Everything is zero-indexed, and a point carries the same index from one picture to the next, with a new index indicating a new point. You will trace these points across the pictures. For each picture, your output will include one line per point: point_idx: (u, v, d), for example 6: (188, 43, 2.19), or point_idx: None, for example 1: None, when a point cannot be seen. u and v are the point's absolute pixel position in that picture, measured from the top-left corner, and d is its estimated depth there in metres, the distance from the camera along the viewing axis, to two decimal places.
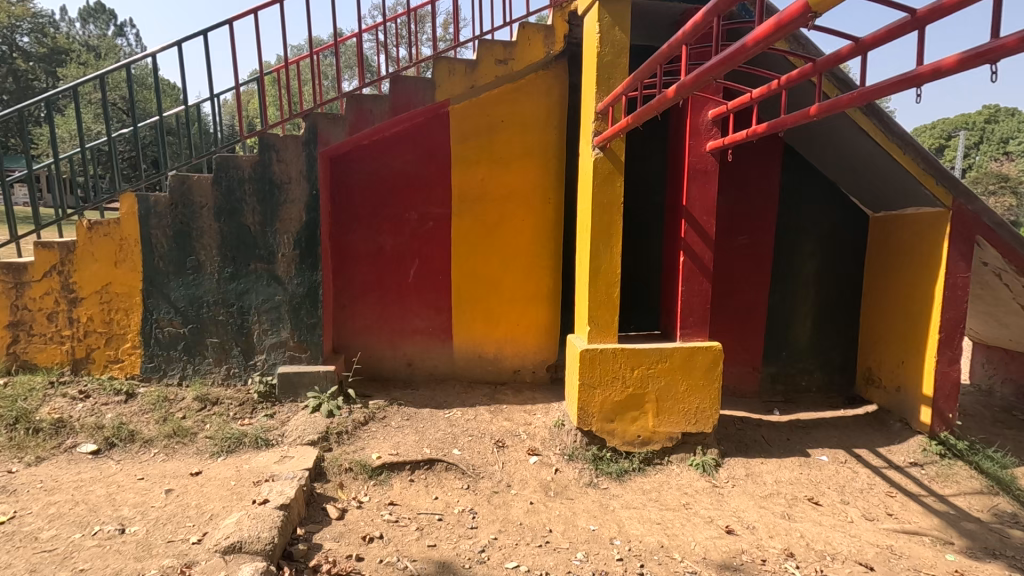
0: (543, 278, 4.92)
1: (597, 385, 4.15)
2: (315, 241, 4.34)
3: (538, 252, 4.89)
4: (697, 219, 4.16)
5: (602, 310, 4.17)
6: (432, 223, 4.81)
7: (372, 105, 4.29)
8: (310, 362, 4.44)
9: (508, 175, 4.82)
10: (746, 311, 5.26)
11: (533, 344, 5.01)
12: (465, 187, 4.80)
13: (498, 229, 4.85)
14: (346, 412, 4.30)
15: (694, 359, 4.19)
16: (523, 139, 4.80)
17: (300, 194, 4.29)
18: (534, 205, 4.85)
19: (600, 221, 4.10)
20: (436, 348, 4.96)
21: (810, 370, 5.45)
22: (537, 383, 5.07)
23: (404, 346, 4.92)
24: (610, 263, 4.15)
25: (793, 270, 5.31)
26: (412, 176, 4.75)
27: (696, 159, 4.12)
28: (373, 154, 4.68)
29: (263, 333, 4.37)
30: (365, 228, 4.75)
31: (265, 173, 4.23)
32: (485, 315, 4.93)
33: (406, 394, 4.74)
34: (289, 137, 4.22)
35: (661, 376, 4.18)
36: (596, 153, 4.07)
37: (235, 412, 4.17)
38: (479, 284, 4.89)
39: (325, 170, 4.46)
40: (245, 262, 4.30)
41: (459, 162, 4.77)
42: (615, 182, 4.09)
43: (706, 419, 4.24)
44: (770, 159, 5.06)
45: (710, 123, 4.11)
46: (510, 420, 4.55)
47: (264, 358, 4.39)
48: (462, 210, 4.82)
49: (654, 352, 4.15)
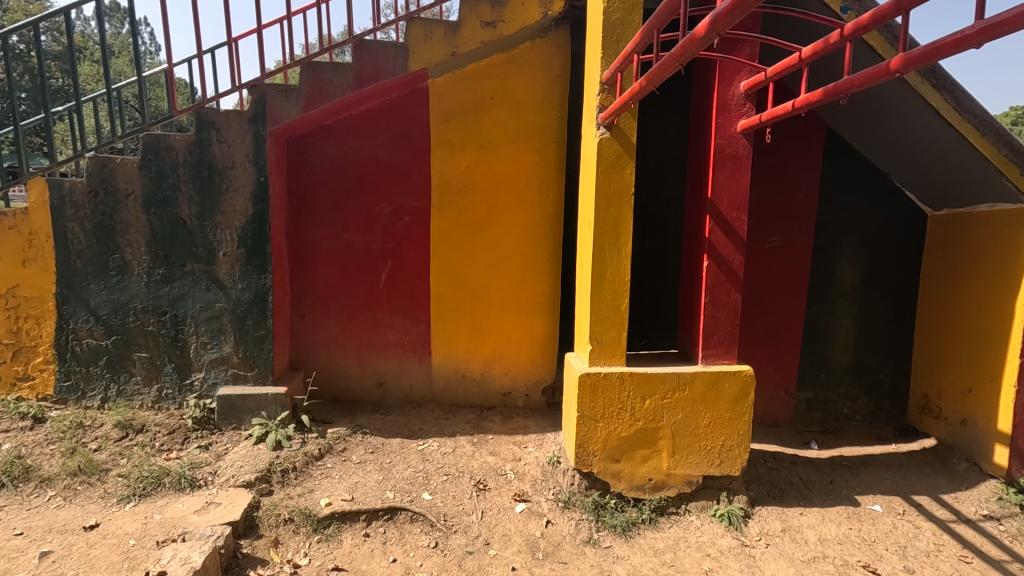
0: (538, 285, 4.17)
1: (600, 417, 3.39)
2: (263, 238, 3.63)
3: (533, 254, 4.14)
4: (724, 215, 3.40)
5: (608, 325, 3.41)
6: (408, 218, 4.08)
7: (332, 76, 3.56)
8: (257, 382, 3.73)
9: (498, 163, 4.08)
10: (779, 326, 4.45)
11: (526, 362, 4.25)
12: (447, 176, 4.07)
13: (486, 226, 4.11)
14: (297, 444, 3.58)
15: (719, 387, 3.43)
16: (516, 120, 4.05)
17: (245, 181, 3.58)
18: (528, 198, 4.11)
19: (606, 216, 3.35)
20: (411, 366, 4.22)
21: (853, 396, 4.62)
22: (531, 409, 4.31)
23: (374, 362, 4.19)
24: (618, 268, 3.39)
25: (834, 278, 4.51)
26: (384, 163, 4.03)
27: (724, 143, 3.36)
28: (338, 137, 3.97)
29: (202, 347, 3.67)
30: (328, 225, 4.04)
31: (204, 155, 3.54)
32: (469, 328, 4.19)
33: (374, 421, 4.01)
34: (231, 113, 3.53)
35: (679, 408, 3.42)
36: (601, 132, 3.32)
37: (162, 444, 3.46)
38: (463, 292, 4.15)
39: (277, 154, 3.76)
40: (179, 262, 3.59)
41: (440, 146, 4.04)
42: (624, 168, 3.33)
43: (733, 460, 3.49)
44: (809, 146, 4.28)
45: (742, 97, 3.34)
46: (496, 455, 3.80)
47: (202, 378, 3.69)
48: (444, 203, 4.08)
49: (670, 378, 3.39)
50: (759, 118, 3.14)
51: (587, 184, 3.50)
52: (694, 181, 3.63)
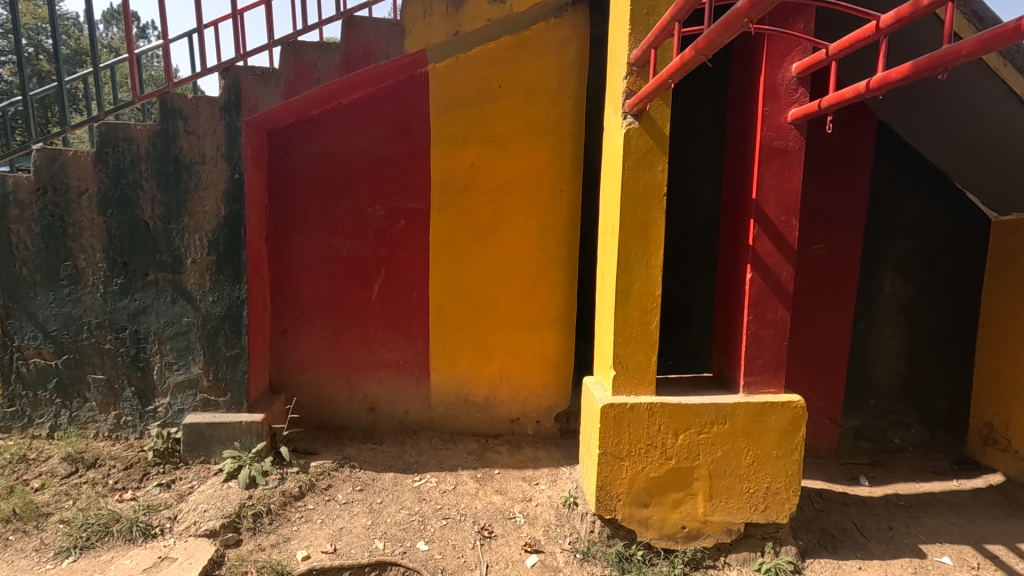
0: (551, 298, 3.69)
1: (625, 455, 2.91)
2: (237, 243, 3.16)
3: (544, 262, 3.66)
4: (771, 219, 2.91)
5: (634, 348, 2.93)
6: (404, 221, 3.61)
7: (317, 58, 3.09)
8: (229, 408, 3.26)
9: (507, 160, 3.60)
10: (823, 345, 3.93)
11: (537, 384, 3.76)
12: (449, 174, 3.59)
13: (493, 231, 3.63)
14: (274, 481, 3.10)
15: (764, 420, 2.94)
16: (526, 111, 3.58)
17: (217, 178, 3.12)
18: (541, 200, 3.63)
19: (633, 220, 2.87)
20: (407, 389, 3.73)
21: (905, 425, 4.08)
22: (542, 438, 3.81)
23: (365, 384, 3.71)
24: (647, 281, 2.90)
25: (884, 292, 4.00)
26: (377, 159, 3.56)
27: (772, 135, 2.87)
28: (326, 131, 3.51)
29: (166, 369, 3.20)
30: (314, 229, 3.58)
31: (170, 148, 3.07)
32: (473, 345, 3.71)
33: (364, 452, 3.52)
34: (201, 99, 3.06)
35: (718, 445, 2.94)
36: (627, 122, 2.84)
37: (116, 482, 2.98)
38: (466, 305, 3.67)
39: (254, 147, 3.29)
40: (140, 271, 3.13)
41: (442, 140, 3.57)
42: (655, 163, 2.84)
43: (780, 505, 2.99)
44: (859, 141, 3.77)
45: (794, 81, 2.85)
46: (503, 494, 3.30)
47: (167, 404, 3.22)
48: (445, 205, 3.61)
49: (707, 410, 2.91)
50: (816, 104, 2.64)
51: (611, 183, 3.02)
52: (735, 180, 3.14)
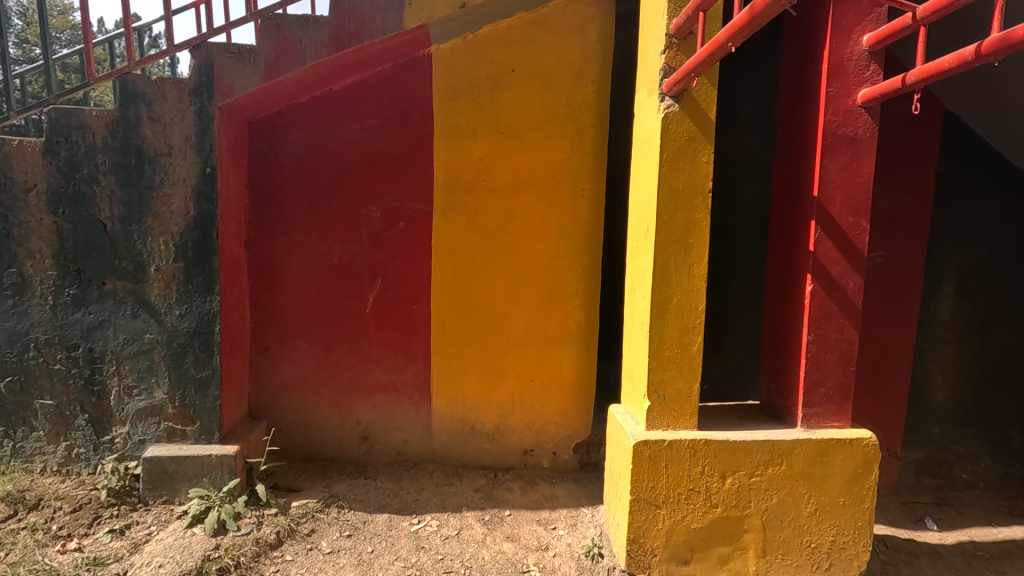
0: (570, 312, 3.25)
1: (662, 501, 2.44)
2: (208, 248, 2.73)
3: (562, 272, 3.22)
4: (836, 220, 2.45)
5: (672, 374, 2.47)
6: (402, 224, 3.17)
7: (301, 34, 2.66)
8: (198, 439, 2.80)
9: (521, 155, 3.17)
10: (881, 367, 3.43)
11: (553, 409, 3.31)
12: (455, 170, 3.15)
13: (505, 235, 3.20)
14: (248, 526, 2.63)
15: (829, 461, 2.46)
16: (543, 99, 3.15)
17: (186, 172, 2.69)
18: (558, 200, 3.19)
19: (673, 222, 2.42)
20: (405, 416, 3.26)
21: (974, 458, 3.57)
22: (559, 471, 3.34)
23: (358, 410, 3.25)
24: (688, 293, 2.44)
25: (950, 307, 3.49)
26: (372, 153, 3.12)
27: (838, 121, 2.41)
28: (315, 121, 3.09)
29: (126, 393, 2.77)
30: (301, 233, 3.14)
31: (131, 136, 2.65)
32: (480, 365, 3.25)
33: (356, 488, 3.06)
34: (167, 81, 2.65)
35: (774, 490, 2.45)
36: (664, 105, 2.39)
37: (61, 528, 2.55)
38: (473, 319, 3.22)
39: (231, 138, 2.87)
40: (96, 280, 2.71)
41: (447, 131, 3.13)
42: (699, 154, 2.39)
43: (848, 563, 2.49)
44: (922, 134, 3.30)
45: (865, 57, 2.39)
46: (515, 542, 2.78)
47: (126, 434, 2.79)
48: (450, 205, 3.17)
49: (761, 449, 2.43)
50: (900, 78, 2.13)
51: (644, 179, 2.56)
52: (790, 175, 2.67)
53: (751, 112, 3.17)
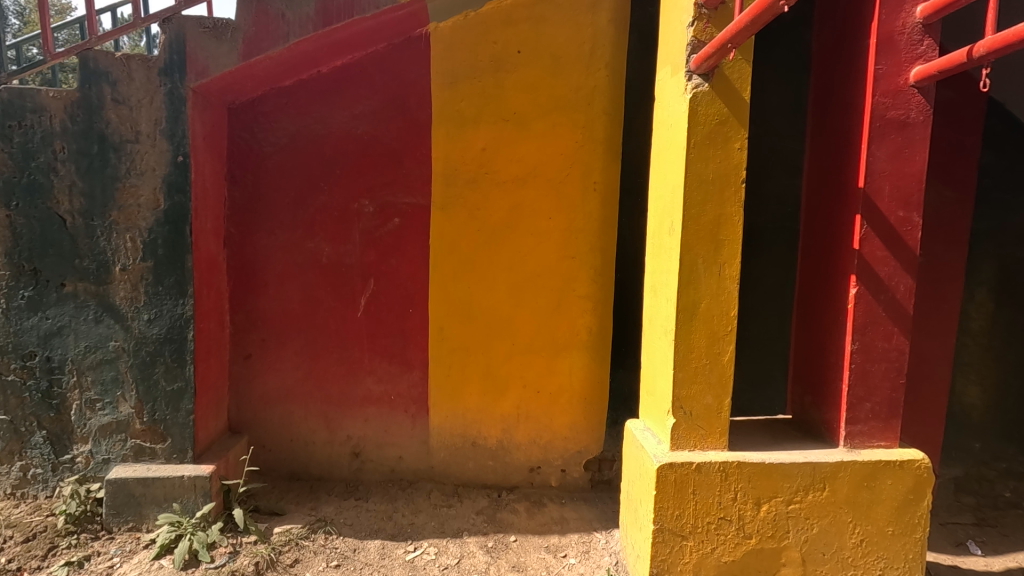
0: (580, 317, 2.97)
1: (689, 530, 2.17)
2: (179, 246, 2.45)
3: (571, 273, 2.95)
4: (885, 214, 2.17)
5: (700, 388, 2.20)
6: (397, 221, 2.88)
7: (284, 7, 2.37)
8: (170, 458, 2.52)
9: (527, 145, 2.89)
10: (918, 377, 3.16)
11: (562, 423, 3.03)
12: (455, 161, 2.88)
13: (509, 233, 2.92)
14: (223, 557, 2.34)
15: (876, 486, 2.18)
16: (551, 83, 2.87)
17: (156, 161, 2.41)
18: (567, 194, 2.92)
19: (702, 216, 2.14)
20: (400, 431, 2.97)
21: (1017, 475, 3.29)
22: (569, 491, 3.06)
23: (348, 425, 2.96)
24: (718, 297, 2.17)
25: (992, 313, 3.22)
26: (364, 142, 2.84)
27: (887, 103, 2.14)
28: (301, 107, 2.81)
29: (88, 408, 2.49)
30: (286, 230, 2.86)
31: (93, 120, 2.37)
32: (482, 374, 2.97)
33: (346, 511, 2.77)
34: (133, 59, 2.37)
35: (815, 519, 2.18)
36: (692, 85, 2.12)
37: (10, 560, 2.26)
38: (475, 324, 2.95)
39: (207, 123, 2.59)
40: (54, 280, 2.43)
41: (447, 118, 2.86)
42: (731, 140, 2.12)
43: None
44: (963, 125, 3.04)
45: (919, 31, 2.12)
46: (521, 572, 2.49)
47: (88, 453, 2.51)
48: (450, 200, 2.89)
49: (800, 473, 2.15)
50: (965, 50, 1.81)
51: (667, 169, 2.28)
52: (829, 165, 2.40)
53: (779, 99, 2.90)
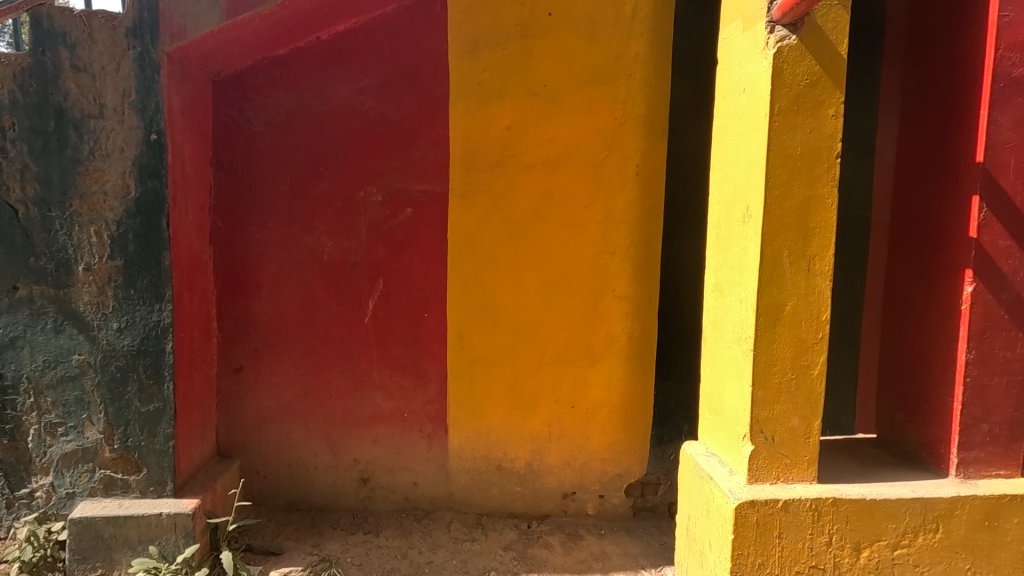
0: (620, 321, 2.58)
1: None
2: (154, 241, 2.06)
3: (609, 270, 2.56)
4: (1009, 195, 1.78)
5: (785, 409, 1.81)
6: (409, 211, 2.49)
7: None
8: (145, 493, 2.13)
9: (559, 122, 2.50)
10: None
11: (599, 442, 2.65)
12: (476, 141, 2.49)
13: (538, 224, 2.53)
14: None
15: (1000, 525, 1.79)
16: (587, 50, 2.48)
17: (125, 140, 2.03)
18: (606, 179, 2.53)
19: (787, 199, 1.75)
20: (415, 453, 2.58)
21: None
22: (608, 520, 2.68)
23: (354, 447, 2.57)
24: (806, 298, 1.78)
25: None
26: (371, 120, 2.45)
27: (1013, 58, 1.75)
28: (298, 80, 2.43)
29: (48, 434, 2.10)
30: (280, 222, 2.48)
31: (48, 90, 1.99)
32: (508, 387, 2.58)
33: (353, 549, 2.38)
34: (96, 18, 1.99)
35: (925, 566, 1.79)
36: (775, 39, 1.72)
37: None
38: (499, 330, 2.56)
39: (187, 98, 2.20)
40: (5, 284, 2.04)
41: (466, 91, 2.47)
42: (823, 106, 1.73)
43: None
44: None
45: None
46: None
47: (49, 487, 2.12)
48: (470, 186, 2.50)
49: (908, 511, 1.77)
50: None
51: (739, 144, 1.89)
52: (930, 139, 2.00)
53: (850, 65, 2.49)
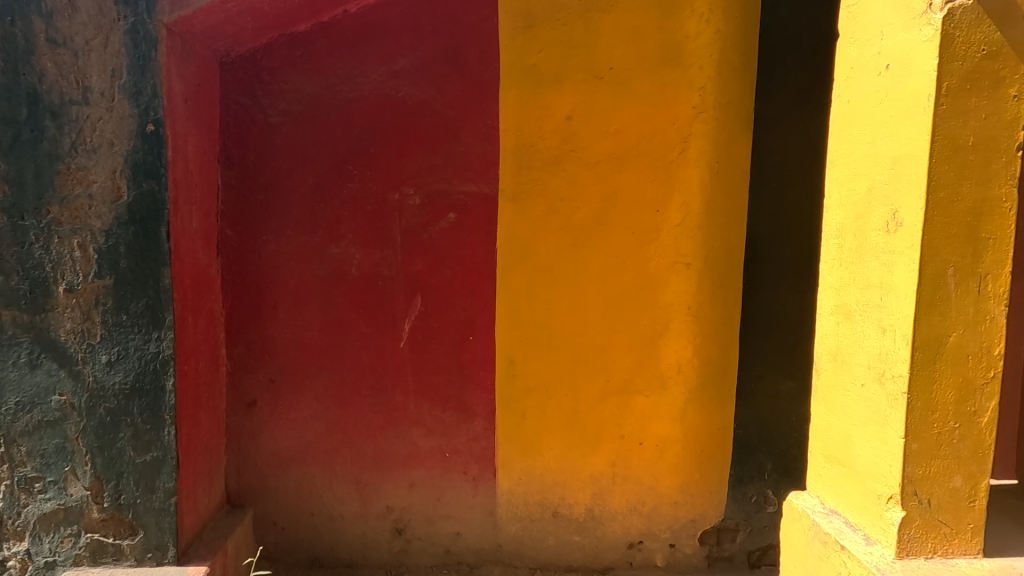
0: (695, 343, 2.21)
1: None
2: (150, 255, 1.69)
3: (682, 284, 2.19)
4: None
5: (945, 465, 1.45)
6: (452, 217, 2.11)
7: None
8: (141, 561, 1.75)
9: (627, 111, 2.12)
10: None
11: (669, 484, 2.28)
12: (530, 134, 2.12)
13: (602, 232, 2.16)
14: None
15: None
16: (660, 26, 2.10)
17: (114, 131, 1.65)
18: (680, 178, 2.15)
19: (954, 203, 1.39)
20: (457, 499, 2.21)
21: None
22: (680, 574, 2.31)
23: (387, 492, 2.20)
24: (974, 326, 1.42)
25: None
26: (407, 109, 2.07)
27: None
28: (321, 61, 2.05)
29: (22, 491, 1.72)
30: (300, 231, 2.10)
31: (18, 69, 1.60)
32: (566, 421, 2.21)
33: None
34: None
35: None
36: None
37: None
38: (557, 355, 2.19)
39: (191, 81, 1.83)
40: None
41: (519, 74, 2.10)
42: (1002, 84, 1.37)
43: None
44: None
45: None
46: None
47: (24, 555, 1.74)
48: (522, 187, 2.13)
49: None
50: None
51: (877, 134, 1.52)
52: None
53: None
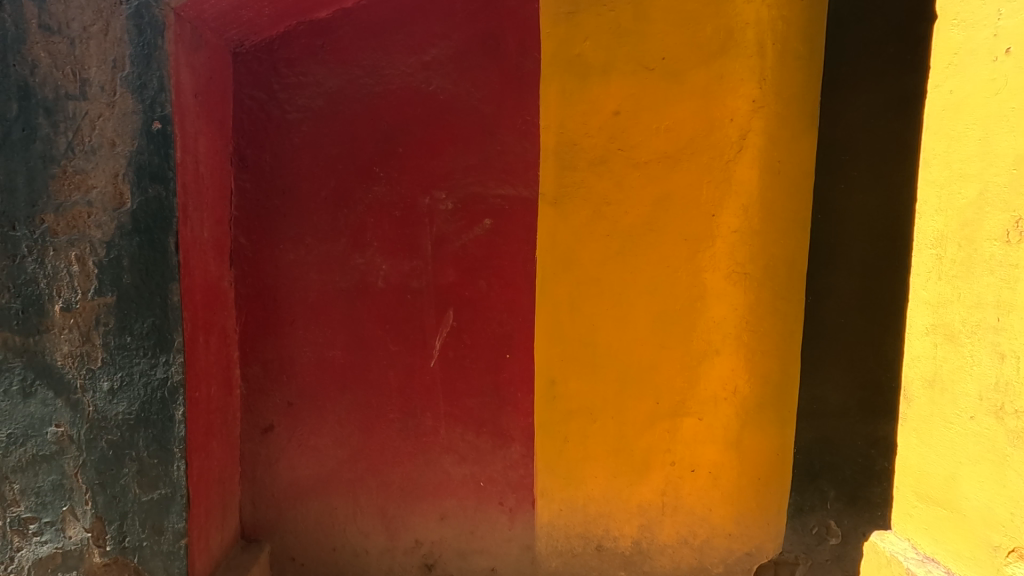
0: (751, 361, 1.95)
1: None
2: (157, 269, 1.50)
3: (738, 296, 1.94)
4: None
5: None
6: (488, 223, 1.92)
7: None
8: None
9: (679, 104, 1.90)
10: None
11: (722, 516, 2.03)
12: (575, 132, 1.92)
13: (651, 238, 1.95)
14: None
15: None
16: (715, 6, 1.86)
17: (116, 129, 1.46)
18: (736, 176, 1.90)
19: None
20: (492, 532, 2.02)
21: None
22: None
23: (416, 525, 2.01)
24: None
25: None
26: (439, 104, 1.88)
27: None
28: (344, 51, 1.86)
29: (15, 533, 1.54)
30: (321, 239, 1.91)
31: (7, 59, 1.41)
32: (613, 446, 2.02)
33: None
34: None
35: None
36: None
37: None
38: (602, 374, 1.99)
39: (201, 74, 1.64)
40: None
41: (563, 65, 1.90)
42: None
43: None
44: None
45: None
46: None
47: None
48: (565, 190, 1.93)
49: None
50: None
51: (997, 131, 1.36)
52: None
53: None
